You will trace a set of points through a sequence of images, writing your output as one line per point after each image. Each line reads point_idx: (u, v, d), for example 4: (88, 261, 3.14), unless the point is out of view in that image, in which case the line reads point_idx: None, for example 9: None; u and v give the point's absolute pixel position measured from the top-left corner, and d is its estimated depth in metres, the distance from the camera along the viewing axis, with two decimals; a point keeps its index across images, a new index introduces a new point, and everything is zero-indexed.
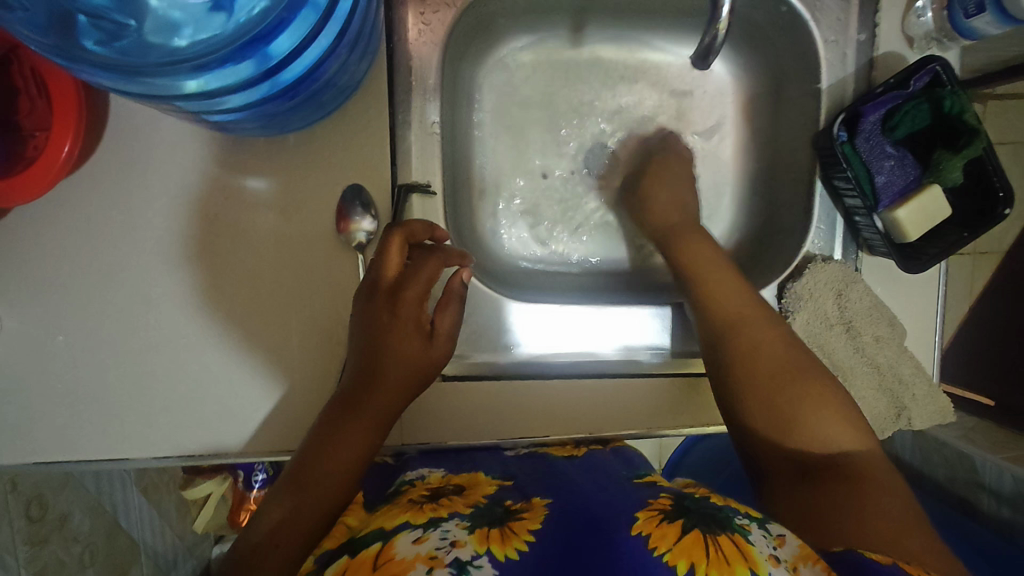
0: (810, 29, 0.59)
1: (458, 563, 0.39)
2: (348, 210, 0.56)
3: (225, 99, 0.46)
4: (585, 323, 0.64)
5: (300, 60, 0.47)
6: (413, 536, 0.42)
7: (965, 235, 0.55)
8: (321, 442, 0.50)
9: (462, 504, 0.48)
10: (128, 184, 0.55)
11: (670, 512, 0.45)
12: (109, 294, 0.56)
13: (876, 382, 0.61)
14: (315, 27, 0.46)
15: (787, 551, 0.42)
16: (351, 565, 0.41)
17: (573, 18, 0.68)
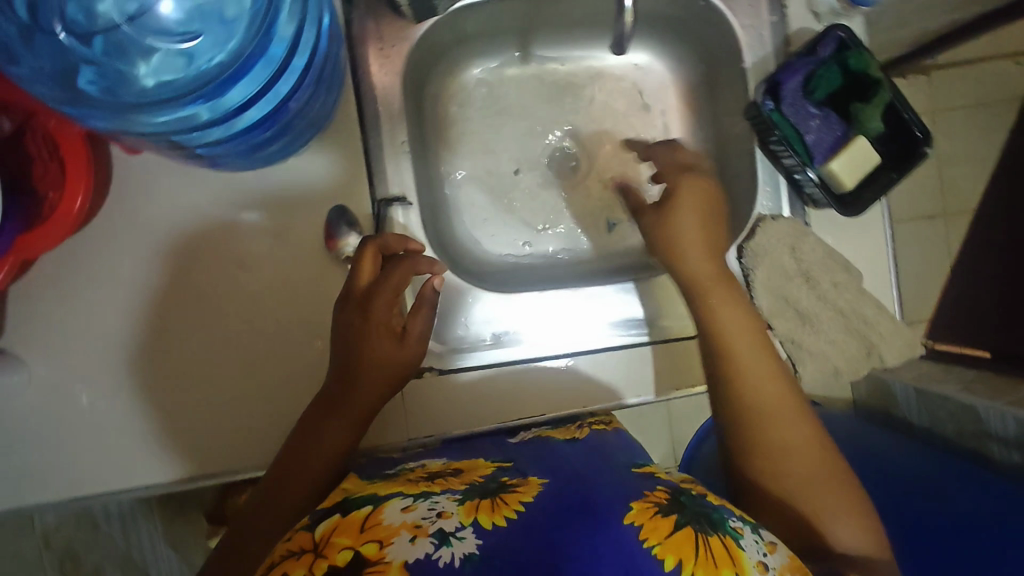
0: (727, 18, 0.66)
1: (441, 534, 0.42)
2: (334, 230, 0.62)
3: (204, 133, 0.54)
4: (563, 309, 0.69)
5: (268, 94, 0.54)
6: (402, 504, 0.45)
7: (894, 175, 0.64)
8: (301, 441, 0.56)
9: (457, 482, 0.50)
10: (135, 231, 0.62)
11: (665, 504, 0.47)
12: (127, 333, 0.62)
13: (842, 326, 0.65)
14: (279, 70, 0.54)
15: (777, 558, 0.46)
16: (342, 523, 0.44)
17: (519, 39, 0.75)
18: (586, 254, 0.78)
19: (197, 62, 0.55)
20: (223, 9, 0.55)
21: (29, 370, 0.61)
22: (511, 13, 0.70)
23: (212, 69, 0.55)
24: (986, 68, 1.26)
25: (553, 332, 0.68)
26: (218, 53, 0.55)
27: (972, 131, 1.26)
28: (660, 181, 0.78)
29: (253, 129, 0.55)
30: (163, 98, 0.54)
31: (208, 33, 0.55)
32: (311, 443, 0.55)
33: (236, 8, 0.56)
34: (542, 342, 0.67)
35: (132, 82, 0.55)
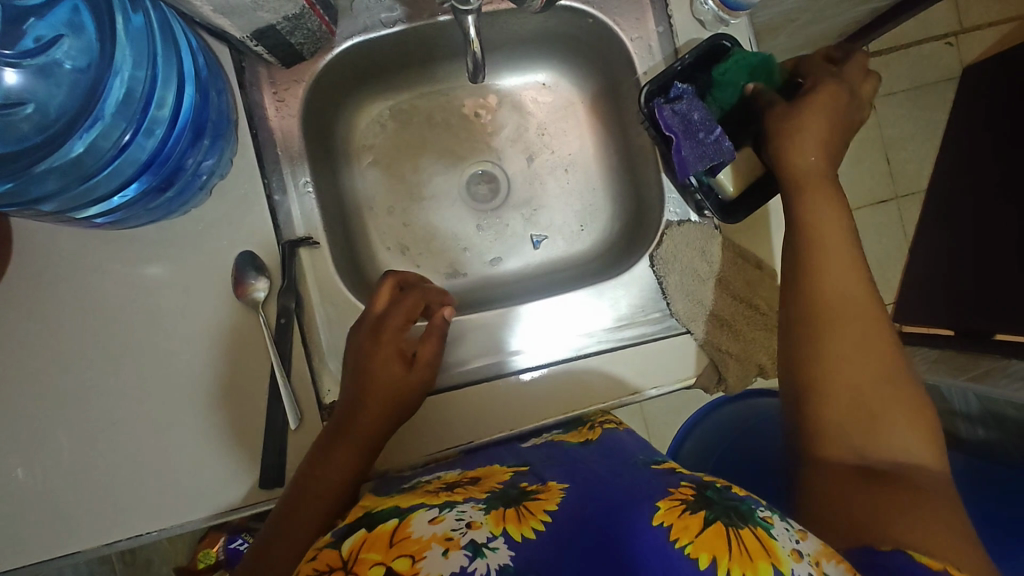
0: (615, 33, 0.68)
1: (474, 546, 0.42)
2: (242, 276, 0.62)
3: (95, 183, 0.55)
4: (558, 322, 0.68)
5: (148, 139, 0.56)
6: (430, 516, 0.46)
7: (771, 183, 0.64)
8: (313, 472, 0.55)
9: (477, 490, 0.52)
10: (38, 295, 0.61)
11: (692, 501, 0.47)
12: (37, 398, 0.61)
13: (759, 323, 0.66)
14: (146, 111, 0.55)
15: (810, 545, 0.44)
16: (370, 538, 0.45)
17: (425, 69, 0.76)
18: (513, 274, 0.78)
19: (65, 113, 0.56)
20: (74, 59, 0.56)
21: None
22: (412, 47, 0.71)
23: (75, 119, 0.55)
24: (917, 52, 1.28)
25: (550, 343, 0.67)
26: (80, 101, 0.56)
27: (909, 115, 1.28)
28: (581, 197, 0.79)
29: (140, 174, 0.56)
30: (42, 145, 0.55)
31: (70, 85, 0.57)
32: (319, 472, 0.55)
33: (84, 56, 0.56)
34: (538, 352, 0.67)
35: (13, 134, 0.56)
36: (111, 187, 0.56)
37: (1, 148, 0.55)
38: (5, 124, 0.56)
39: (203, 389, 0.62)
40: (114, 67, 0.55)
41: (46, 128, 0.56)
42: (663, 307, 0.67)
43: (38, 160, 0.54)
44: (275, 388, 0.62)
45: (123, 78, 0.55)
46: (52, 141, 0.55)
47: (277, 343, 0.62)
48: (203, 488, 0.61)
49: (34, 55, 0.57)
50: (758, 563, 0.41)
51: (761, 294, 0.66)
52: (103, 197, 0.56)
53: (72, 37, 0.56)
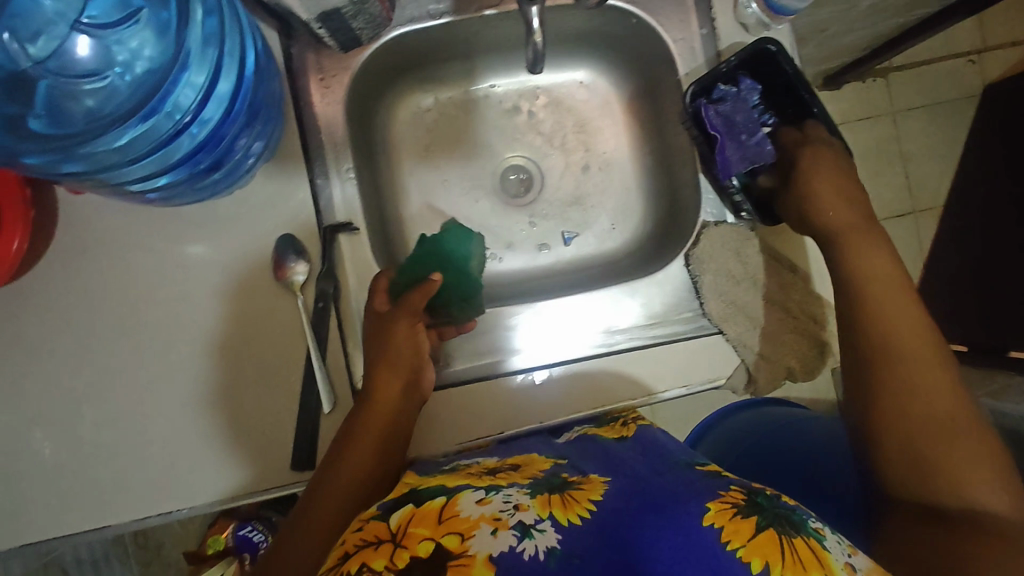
0: (658, 33, 0.68)
1: (522, 526, 0.43)
2: (282, 259, 0.62)
3: (141, 162, 0.55)
4: (572, 322, 0.68)
5: (198, 124, 0.56)
6: (476, 497, 0.47)
7: None
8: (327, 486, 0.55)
9: (519, 475, 0.52)
10: (83, 269, 0.62)
11: (743, 504, 0.47)
12: (76, 371, 0.62)
13: (793, 326, 0.67)
14: (203, 98, 0.56)
15: (861, 559, 0.45)
16: (418, 513, 0.45)
17: (464, 62, 0.76)
18: (541, 270, 0.79)
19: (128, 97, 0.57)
20: (146, 42, 0.58)
21: None
22: (454, 41, 0.72)
23: (137, 101, 0.57)
24: (941, 68, 1.29)
25: (561, 340, 0.68)
26: (145, 86, 0.57)
27: (931, 130, 1.29)
28: (615, 195, 0.80)
29: (187, 160, 0.56)
30: (100, 123, 0.56)
31: (137, 69, 0.57)
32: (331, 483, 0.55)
33: (156, 42, 0.57)
34: (547, 351, 0.67)
35: (73, 113, 0.57)
36: (156, 168, 0.56)
37: (63, 124, 0.56)
38: (71, 99, 0.57)
39: (239, 368, 0.62)
40: (183, 57, 0.56)
41: (106, 108, 0.57)
42: (697, 306, 0.67)
43: (95, 138, 0.55)
44: (311, 371, 0.62)
45: (187, 65, 0.55)
46: (111, 122, 0.56)
47: (315, 326, 0.63)
48: (236, 467, 0.62)
49: (108, 32, 0.58)
50: (811, 574, 0.42)
51: (794, 298, 0.66)
52: (149, 178, 0.57)
53: (149, 20, 0.58)
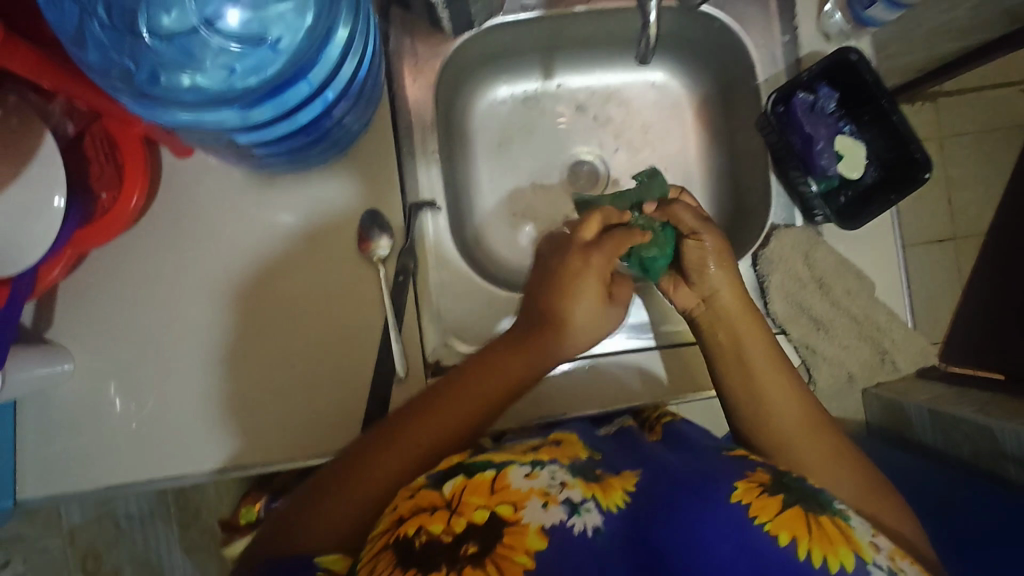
0: (740, 38, 0.70)
1: (570, 504, 0.44)
2: (367, 233, 0.65)
3: (262, 133, 0.55)
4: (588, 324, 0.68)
5: (317, 103, 0.56)
6: (523, 471, 0.46)
7: (892, 198, 0.66)
8: (412, 423, 0.53)
9: (560, 454, 0.51)
10: (179, 227, 0.65)
11: (770, 485, 0.47)
12: (165, 326, 0.64)
13: (857, 331, 0.68)
14: (287, 115, 0.55)
15: (885, 542, 0.45)
16: (472, 483, 0.45)
17: (542, 56, 0.79)
18: None
19: (236, 69, 0.54)
20: (285, 28, 0.55)
21: (71, 359, 0.63)
22: (537, 35, 0.74)
23: (259, 72, 0.54)
24: (991, 95, 1.29)
25: (578, 339, 0.69)
26: (267, 57, 0.54)
27: (978, 156, 1.29)
28: None
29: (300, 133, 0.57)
30: (221, 90, 0.53)
31: (261, 47, 0.54)
32: (412, 427, 0.53)
33: (300, 34, 0.55)
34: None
35: (188, 77, 0.53)
36: (272, 138, 0.57)
37: (181, 88, 0.53)
38: (188, 45, 0.54)
39: (319, 333, 0.65)
40: (319, 66, 0.55)
41: (226, 77, 0.54)
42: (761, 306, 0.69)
43: (181, 94, 0.53)
44: (387, 342, 0.65)
45: (314, 81, 0.55)
46: (207, 85, 0.53)
47: (394, 297, 0.65)
48: (310, 428, 0.64)
49: (256, 5, 0.55)
50: (838, 547, 0.42)
51: (859, 304, 0.68)
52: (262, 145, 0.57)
53: None
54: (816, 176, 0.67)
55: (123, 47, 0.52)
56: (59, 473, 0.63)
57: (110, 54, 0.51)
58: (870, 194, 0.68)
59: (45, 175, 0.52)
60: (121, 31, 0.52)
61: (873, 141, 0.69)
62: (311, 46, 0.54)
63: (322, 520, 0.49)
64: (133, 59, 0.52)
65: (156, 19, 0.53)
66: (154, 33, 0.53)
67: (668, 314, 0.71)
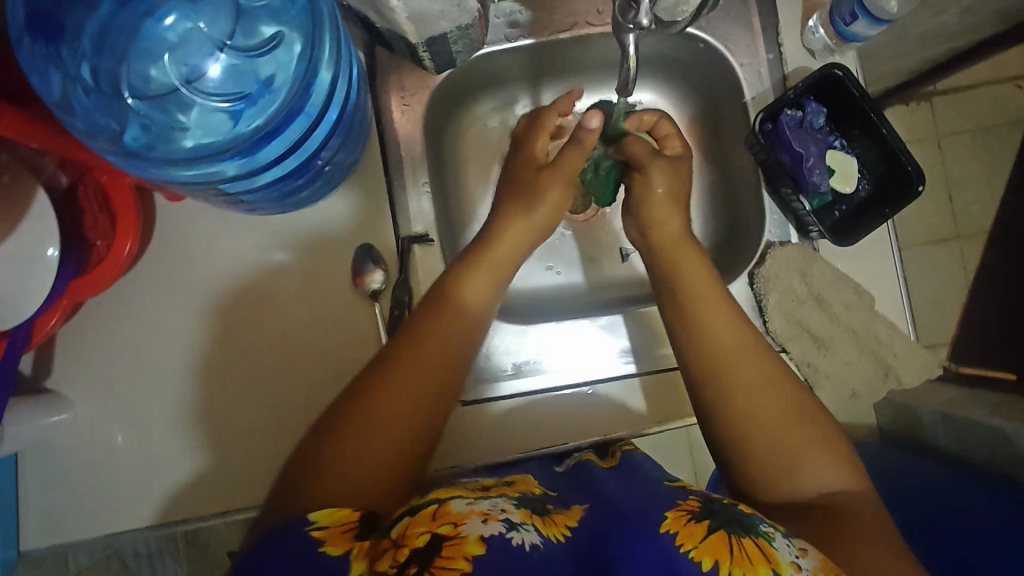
0: (726, 57, 0.70)
1: (510, 521, 0.45)
2: (361, 267, 0.66)
3: (258, 178, 0.56)
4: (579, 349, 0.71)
5: (308, 145, 0.57)
6: (464, 501, 0.47)
7: (886, 212, 0.65)
8: (408, 356, 0.55)
9: (510, 489, 0.54)
10: (176, 271, 0.65)
11: (697, 512, 0.50)
12: (164, 370, 0.64)
13: (858, 346, 0.68)
14: (280, 160, 0.56)
15: (809, 561, 0.46)
16: (413, 515, 0.45)
17: (529, 84, 0.79)
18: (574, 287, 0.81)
19: (224, 121, 0.54)
20: (275, 70, 0.55)
21: (70, 407, 0.63)
22: (523, 62, 0.75)
23: (251, 118, 0.54)
24: (986, 92, 1.28)
25: (575, 365, 0.71)
26: (256, 101, 0.55)
27: (974, 155, 1.28)
28: None
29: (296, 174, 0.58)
30: (213, 140, 0.54)
31: (247, 97, 0.55)
32: (432, 330, 0.57)
33: (286, 76, 0.55)
34: (558, 371, 0.70)
35: (179, 130, 0.54)
36: (269, 181, 0.57)
37: (173, 140, 0.53)
38: (179, 104, 0.55)
39: (317, 369, 0.65)
40: (307, 107, 0.55)
41: (216, 125, 0.54)
42: (759, 324, 0.69)
43: (175, 151, 0.53)
44: None
45: (305, 123, 0.55)
46: (197, 139, 0.54)
47: (389, 332, 0.65)
48: None
49: (241, 57, 0.55)
50: (758, 567, 0.44)
51: (859, 319, 0.67)
52: (260, 189, 0.57)
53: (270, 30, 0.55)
54: (808, 192, 0.66)
55: (110, 111, 0.52)
56: (62, 521, 0.63)
57: (99, 118, 0.51)
58: (863, 207, 0.67)
59: (38, 226, 0.53)
60: (108, 94, 0.52)
61: (865, 153, 0.68)
62: (299, 92, 0.54)
63: (326, 487, 0.49)
64: (122, 121, 0.52)
65: (144, 80, 0.54)
66: (141, 95, 0.54)
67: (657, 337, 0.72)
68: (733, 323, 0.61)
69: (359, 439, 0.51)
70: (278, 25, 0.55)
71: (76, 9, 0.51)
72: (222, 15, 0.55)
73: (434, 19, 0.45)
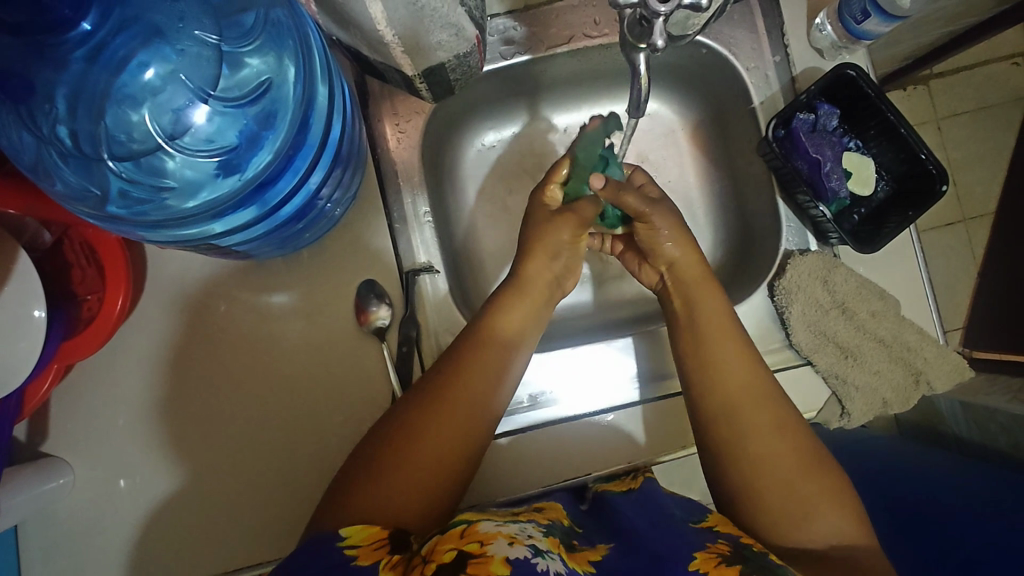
0: (731, 62, 0.67)
1: (535, 547, 0.47)
2: (364, 304, 0.63)
3: (241, 234, 0.54)
4: (590, 375, 0.69)
5: (299, 193, 0.54)
6: (491, 524, 0.49)
7: (910, 213, 0.62)
8: (463, 380, 0.58)
9: (539, 517, 0.55)
10: (171, 320, 0.62)
11: (728, 555, 0.50)
12: (165, 425, 0.62)
13: (886, 354, 0.65)
14: (268, 214, 0.54)
15: None
16: (442, 537, 0.47)
17: (526, 100, 0.77)
18: (584, 306, 0.78)
19: (215, 174, 0.52)
20: (260, 119, 0.52)
21: (71, 471, 0.60)
22: (518, 79, 0.72)
23: (237, 174, 0.52)
24: (983, 72, 1.20)
25: (590, 391, 0.68)
26: (241, 154, 0.52)
27: None
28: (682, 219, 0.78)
29: (283, 224, 0.56)
30: (197, 198, 0.52)
31: (235, 147, 0.52)
32: (481, 355, 0.59)
33: (272, 124, 0.52)
34: (568, 401, 0.67)
35: (162, 189, 0.52)
36: (254, 235, 0.55)
37: (154, 197, 0.51)
38: (163, 159, 0.52)
39: (326, 414, 0.62)
40: (301, 152, 0.52)
41: (198, 179, 0.52)
42: (782, 337, 0.66)
43: (162, 212, 0.51)
44: None
45: (298, 169, 0.53)
46: (188, 196, 0.52)
47: (398, 370, 0.63)
48: None
49: (225, 109, 0.52)
50: None
51: (886, 326, 0.64)
52: (247, 241, 0.56)
53: (254, 76, 0.52)
54: (825, 198, 0.64)
55: (91, 175, 0.50)
56: None
57: (79, 182, 0.49)
58: (883, 210, 0.65)
59: (25, 290, 0.50)
60: (88, 156, 0.50)
61: (882, 154, 0.66)
62: (289, 141, 0.52)
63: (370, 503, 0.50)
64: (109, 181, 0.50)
65: (123, 139, 0.51)
66: (128, 154, 0.51)
67: (673, 358, 0.70)
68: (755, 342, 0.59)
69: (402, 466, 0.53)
70: (263, 69, 0.52)
71: (45, 69, 0.48)
72: (201, 60, 0.51)
73: (430, 51, 0.42)
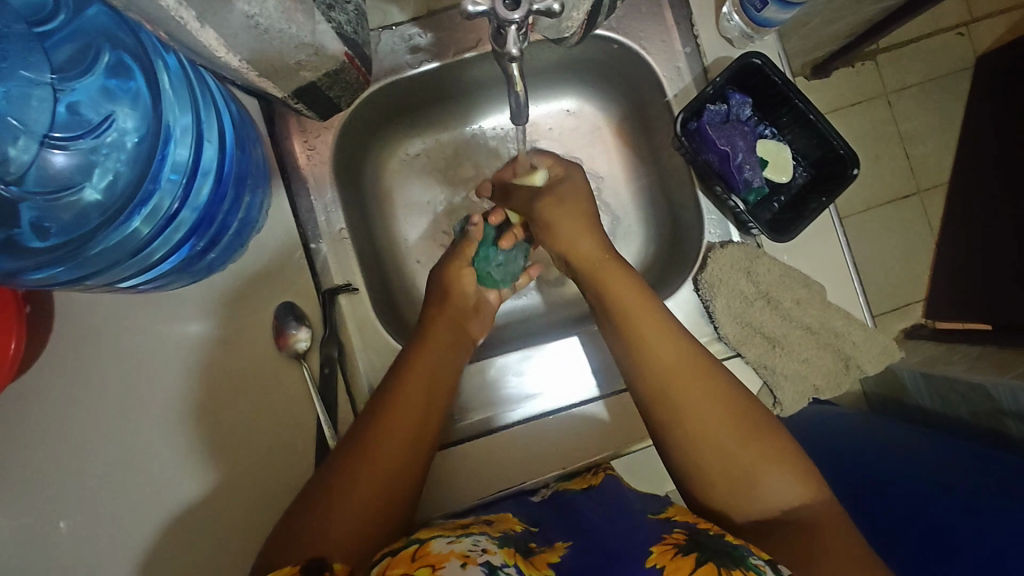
0: (642, 56, 0.66)
1: (489, 564, 0.45)
2: (283, 327, 0.61)
3: (169, 235, 0.54)
4: (538, 376, 0.68)
5: (204, 177, 0.54)
6: (444, 543, 0.48)
7: (824, 200, 0.62)
8: (388, 421, 0.56)
9: (491, 529, 0.53)
10: (80, 357, 0.60)
11: (684, 544, 0.48)
12: (78, 467, 0.60)
13: (814, 342, 0.65)
14: (182, 206, 0.53)
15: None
16: (392, 561, 0.46)
17: (446, 106, 0.76)
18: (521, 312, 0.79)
19: (113, 196, 0.53)
20: (132, 132, 0.53)
21: None
22: (433, 86, 0.71)
23: (139, 181, 0.53)
24: (926, 45, 1.20)
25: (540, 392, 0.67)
26: (133, 168, 0.53)
27: None
28: (612, 217, 0.77)
29: (200, 218, 0.55)
30: (106, 219, 0.52)
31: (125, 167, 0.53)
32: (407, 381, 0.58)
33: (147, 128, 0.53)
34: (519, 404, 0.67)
35: (70, 223, 0.52)
36: (180, 234, 0.54)
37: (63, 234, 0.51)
38: (55, 197, 0.52)
39: (249, 443, 0.61)
40: (189, 136, 0.53)
41: (105, 203, 0.53)
42: (710, 331, 0.66)
43: (79, 240, 0.51)
44: (321, 440, 0.61)
45: (187, 152, 0.53)
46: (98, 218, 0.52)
47: (322, 393, 0.61)
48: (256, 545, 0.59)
49: (92, 140, 0.53)
50: None
51: (812, 315, 0.64)
52: (173, 247, 0.55)
53: (113, 94, 0.53)
54: (739, 189, 0.64)
55: None
56: None
57: None
58: (802, 197, 0.65)
59: None
60: None
61: (797, 140, 0.66)
62: (161, 133, 0.53)
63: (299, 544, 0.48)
64: None
65: None
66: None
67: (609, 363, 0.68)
68: (659, 339, 0.60)
69: (331, 506, 0.51)
70: (120, 88, 0.53)
71: None
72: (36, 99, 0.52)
73: (290, 71, 0.41)
